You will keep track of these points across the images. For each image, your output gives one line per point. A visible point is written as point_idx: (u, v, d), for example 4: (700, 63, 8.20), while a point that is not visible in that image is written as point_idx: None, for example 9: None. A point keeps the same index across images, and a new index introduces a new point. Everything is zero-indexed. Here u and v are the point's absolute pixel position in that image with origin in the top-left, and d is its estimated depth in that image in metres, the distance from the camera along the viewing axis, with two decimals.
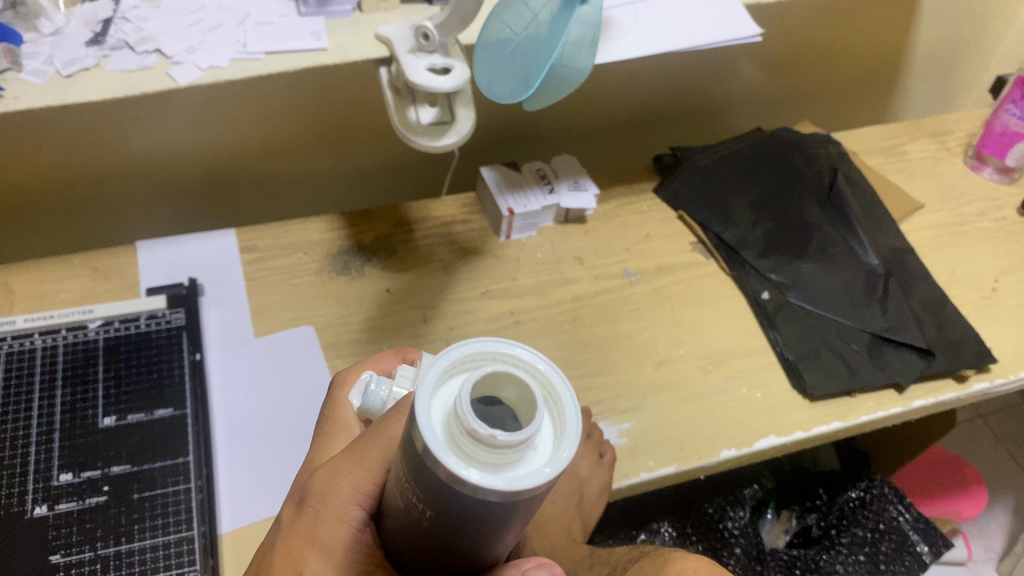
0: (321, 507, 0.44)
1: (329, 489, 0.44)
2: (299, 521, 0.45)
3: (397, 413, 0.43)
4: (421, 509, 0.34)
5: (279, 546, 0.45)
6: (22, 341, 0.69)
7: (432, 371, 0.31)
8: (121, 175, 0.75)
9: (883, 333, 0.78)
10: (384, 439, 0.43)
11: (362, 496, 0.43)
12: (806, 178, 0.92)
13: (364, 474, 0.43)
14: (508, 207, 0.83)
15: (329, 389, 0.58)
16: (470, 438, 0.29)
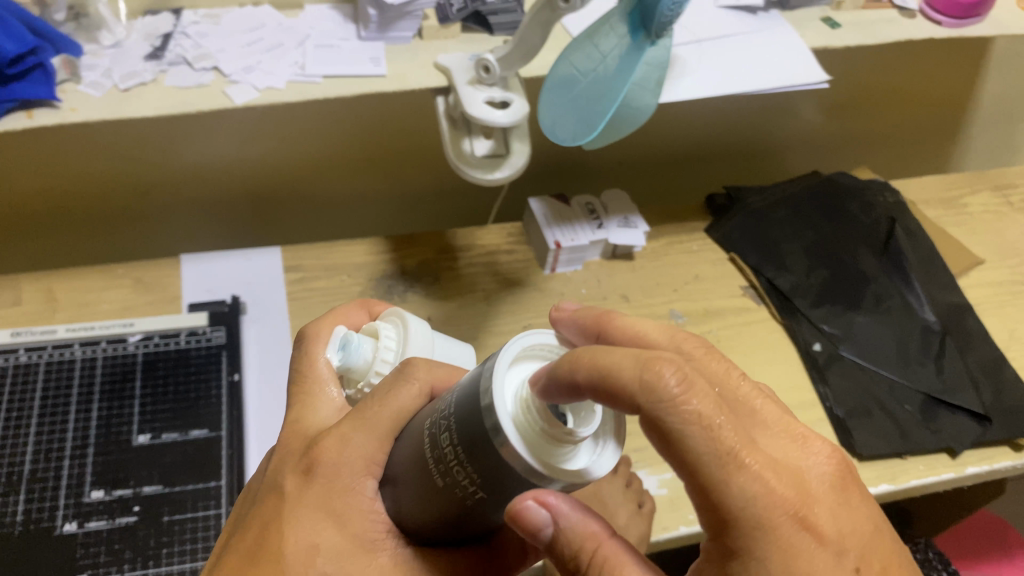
0: (331, 478, 0.43)
1: (341, 462, 0.43)
2: (302, 491, 0.44)
3: (403, 381, 0.45)
4: (470, 491, 0.36)
5: (283, 520, 0.43)
6: (61, 351, 0.68)
7: (499, 366, 0.36)
8: (169, 187, 0.75)
9: (938, 395, 0.75)
10: (394, 407, 0.44)
11: (375, 465, 0.44)
12: (863, 227, 0.89)
13: (374, 444, 0.44)
14: (554, 240, 0.81)
15: (296, 344, 0.52)
16: (547, 431, 0.35)
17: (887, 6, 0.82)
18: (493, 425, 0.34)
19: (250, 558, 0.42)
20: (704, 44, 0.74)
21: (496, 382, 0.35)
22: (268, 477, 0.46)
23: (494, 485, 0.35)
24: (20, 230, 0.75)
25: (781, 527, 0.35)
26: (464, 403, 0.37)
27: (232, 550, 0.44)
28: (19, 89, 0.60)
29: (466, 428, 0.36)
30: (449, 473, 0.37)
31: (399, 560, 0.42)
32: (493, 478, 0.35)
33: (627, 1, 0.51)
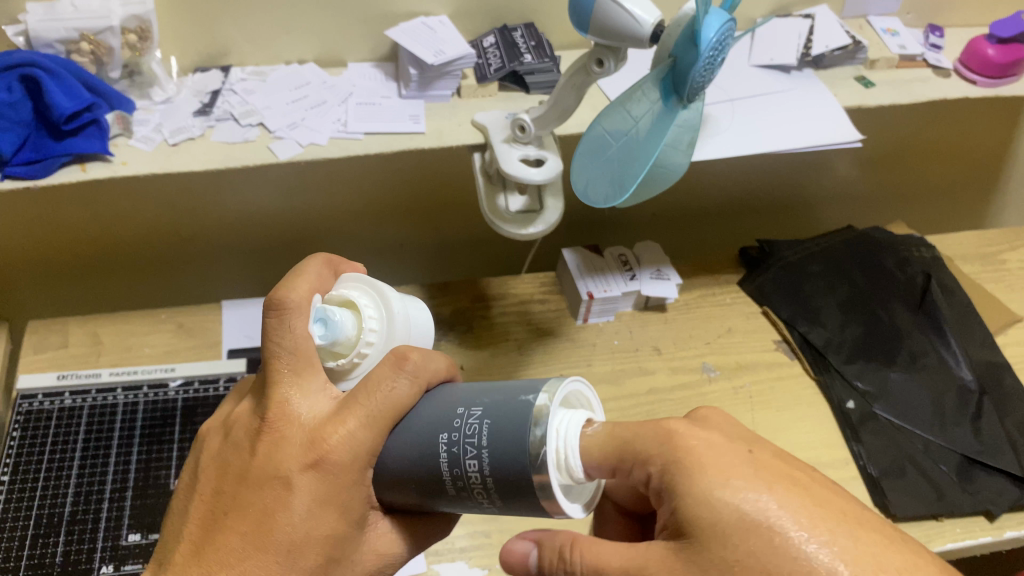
0: (342, 474, 0.41)
1: (350, 456, 0.41)
2: (311, 485, 0.41)
3: (396, 371, 0.42)
4: (483, 504, 0.39)
5: (289, 511, 0.40)
6: (105, 395, 0.71)
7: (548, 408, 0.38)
8: (212, 235, 0.77)
9: (975, 456, 0.74)
10: (392, 401, 0.41)
11: (374, 457, 0.41)
12: (898, 283, 0.88)
13: (376, 438, 0.41)
14: (587, 291, 0.82)
15: (267, 310, 0.44)
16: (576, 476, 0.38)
17: (921, 65, 0.83)
18: (537, 460, 0.36)
19: (255, 548, 0.40)
20: (737, 102, 0.76)
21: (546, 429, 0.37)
22: (259, 459, 0.42)
23: (517, 506, 0.38)
24: (68, 272, 0.78)
25: (686, 440, 0.38)
26: (501, 437, 0.37)
27: (229, 528, 0.40)
28: (73, 144, 0.63)
29: (505, 468, 0.37)
30: (469, 490, 0.38)
31: (386, 537, 0.43)
32: (515, 497, 0.38)
33: (660, 68, 0.52)
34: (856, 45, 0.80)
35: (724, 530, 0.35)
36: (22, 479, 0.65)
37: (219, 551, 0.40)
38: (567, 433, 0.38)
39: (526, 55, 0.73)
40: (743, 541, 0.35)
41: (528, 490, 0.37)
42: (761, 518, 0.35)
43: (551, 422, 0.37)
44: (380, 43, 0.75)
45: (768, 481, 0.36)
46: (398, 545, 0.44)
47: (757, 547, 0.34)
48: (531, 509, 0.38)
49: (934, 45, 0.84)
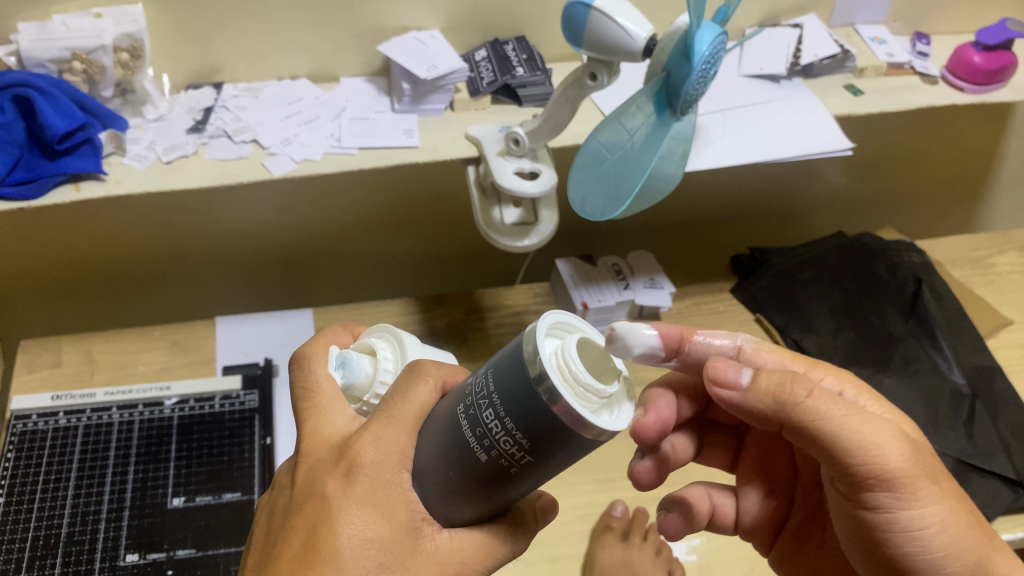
0: (374, 474, 0.40)
1: (378, 460, 0.40)
2: (346, 494, 0.40)
3: (417, 379, 0.43)
4: (517, 457, 0.35)
5: (332, 521, 0.39)
6: (100, 414, 0.70)
7: (539, 331, 0.35)
8: (205, 252, 0.77)
9: (969, 459, 0.74)
10: (416, 404, 0.42)
11: (407, 458, 0.41)
12: (890, 289, 0.89)
13: (407, 438, 0.41)
14: (582, 301, 0.82)
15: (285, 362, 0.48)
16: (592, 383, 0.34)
17: (909, 73, 0.84)
18: (540, 378, 0.34)
19: (300, 561, 0.38)
20: (728, 112, 0.76)
21: (538, 344, 0.35)
22: (299, 487, 0.42)
23: (544, 448, 0.35)
24: (61, 291, 0.78)
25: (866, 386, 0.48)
26: (503, 373, 0.36)
27: (278, 556, 0.39)
28: (68, 163, 0.63)
29: (517, 400, 0.35)
30: (495, 444, 0.36)
31: (442, 547, 0.40)
32: (543, 434, 0.34)
33: (653, 82, 0.52)
34: (844, 54, 0.81)
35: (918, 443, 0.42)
36: (18, 501, 0.65)
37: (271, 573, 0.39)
38: (568, 350, 0.35)
39: (518, 69, 0.74)
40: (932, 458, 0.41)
41: (564, 432, 0.34)
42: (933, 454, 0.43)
43: (544, 341, 0.35)
44: (372, 58, 0.75)
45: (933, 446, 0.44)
46: (463, 556, 0.40)
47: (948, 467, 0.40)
48: (567, 452, 0.35)
49: (921, 53, 0.85)
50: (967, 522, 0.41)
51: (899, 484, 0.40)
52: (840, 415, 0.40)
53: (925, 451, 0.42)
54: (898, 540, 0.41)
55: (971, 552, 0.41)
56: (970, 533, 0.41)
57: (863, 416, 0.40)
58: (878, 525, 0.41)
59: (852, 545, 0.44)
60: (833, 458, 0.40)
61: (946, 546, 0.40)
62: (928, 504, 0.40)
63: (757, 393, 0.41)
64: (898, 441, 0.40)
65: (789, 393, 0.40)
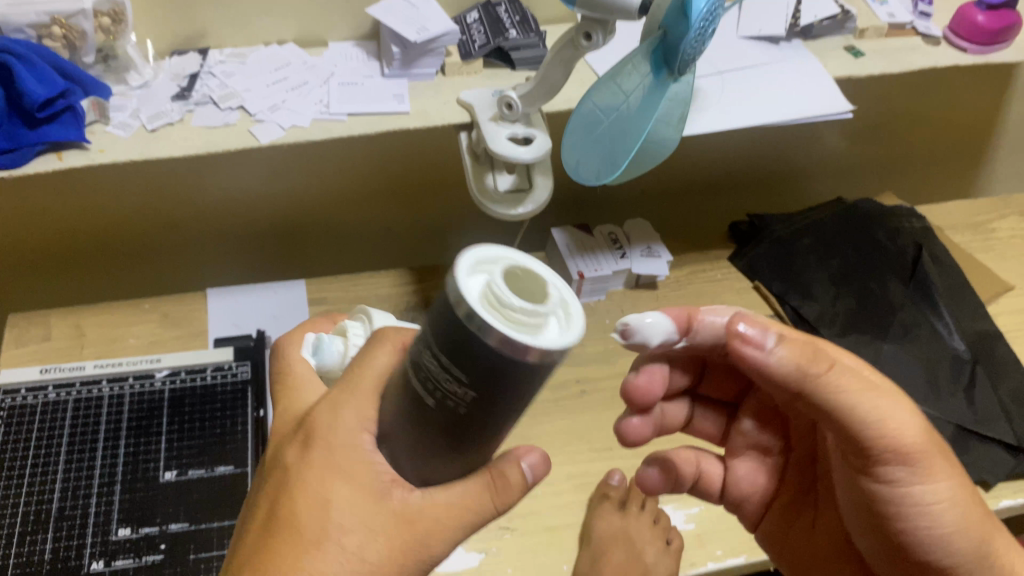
0: (330, 439, 0.39)
1: (337, 426, 0.39)
2: (304, 462, 0.39)
3: (378, 343, 0.41)
4: (462, 397, 0.32)
5: (291, 489, 0.38)
6: (90, 388, 0.69)
7: (463, 263, 0.31)
8: (194, 222, 0.76)
9: (971, 426, 0.74)
10: (373, 366, 0.40)
11: (367, 420, 0.39)
12: (890, 255, 0.88)
13: (367, 401, 0.39)
14: (578, 271, 0.81)
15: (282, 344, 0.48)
16: (519, 306, 0.30)
17: (910, 33, 0.82)
18: (464, 309, 0.30)
19: (264, 534, 0.38)
20: (726, 74, 0.75)
21: (461, 274, 0.31)
22: (269, 461, 0.42)
23: (489, 387, 0.31)
24: (48, 264, 0.76)
25: None
26: (433, 313, 0.32)
27: (246, 531, 0.40)
28: (49, 131, 0.61)
29: (446, 339, 0.31)
30: (439, 386, 0.32)
31: (411, 505, 0.38)
32: (481, 370, 0.30)
33: (649, 40, 0.50)
34: (844, 15, 0.79)
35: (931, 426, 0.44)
36: (8, 476, 0.64)
37: (238, 547, 0.39)
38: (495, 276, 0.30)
39: (510, 31, 0.72)
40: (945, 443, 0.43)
41: (499, 362, 0.30)
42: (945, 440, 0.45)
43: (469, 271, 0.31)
44: (360, 21, 0.73)
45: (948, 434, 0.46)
46: (438, 513, 0.38)
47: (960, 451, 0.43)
48: (513, 388, 0.31)
49: (923, 14, 0.83)
50: (972, 504, 0.43)
51: (913, 461, 0.42)
52: (860, 391, 0.42)
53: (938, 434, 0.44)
54: (908, 515, 0.43)
55: (973, 532, 0.43)
56: (974, 516, 0.43)
57: (883, 393, 0.42)
58: (885, 496, 0.43)
59: (856, 514, 0.47)
60: (848, 432, 0.42)
61: (951, 526, 0.43)
62: (938, 484, 0.42)
63: (778, 363, 0.43)
64: (915, 422, 0.42)
65: (815, 367, 0.42)
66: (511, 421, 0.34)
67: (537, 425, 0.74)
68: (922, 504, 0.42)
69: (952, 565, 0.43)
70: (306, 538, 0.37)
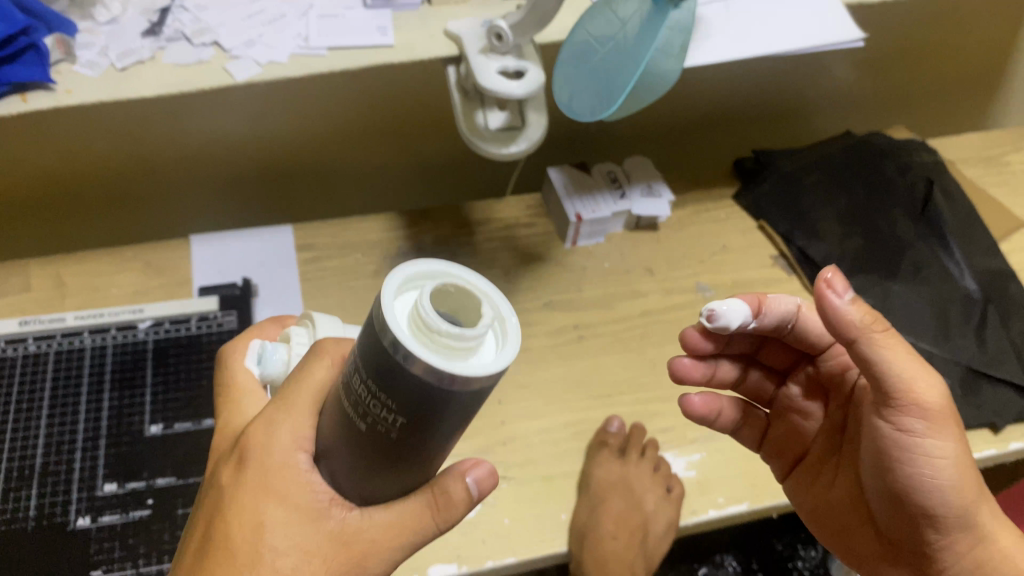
0: (263, 459, 0.40)
1: (271, 445, 0.40)
2: (239, 481, 0.40)
3: (315, 358, 0.41)
4: (390, 422, 0.32)
5: (226, 508, 0.40)
6: (71, 340, 0.67)
7: (387, 292, 0.31)
8: (174, 166, 0.73)
9: (981, 368, 0.72)
10: (309, 383, 0.40)
11: (302, 438, 0.40)
12: (899, 192, 0.85)
13: (305, 417, 0.40)
14: (576, 212, 0.78)
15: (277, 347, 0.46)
16: (443, 330, 0.30)
17: None
18: (388, 338, 0.30)
19: (204, 551, 0.39)
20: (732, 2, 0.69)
21: (385, 303, 0.31)
22: (210, 474, 0.43)
23: (420, 415, 0.31)
24: (24, 213, 0.73)
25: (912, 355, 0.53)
26: (362, 335, 0.32)
27: (190, 541, 0.41)
28: (11, 72, 0.58)
29: (372, 365, 0.31)
30: (368, 412, 0.33)
31: (348, 526, 0.39)
32: (410, 399, 0.31)
33: None
34: None
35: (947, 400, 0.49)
36: None
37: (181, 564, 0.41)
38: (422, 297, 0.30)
39: None
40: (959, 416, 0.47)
41: (425, 388, 0.30)
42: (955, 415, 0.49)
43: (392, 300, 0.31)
44: None
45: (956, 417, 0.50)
46: (371, 533, 0.39)
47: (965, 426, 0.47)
48: (444, 415, 0.32)
49: None
50: (970, 472, 0.47)
51: (931, 416, 0.45)
52: (901, 353, 0.45)
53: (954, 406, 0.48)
54: (912, 459, 0.46)
55: (964, 494, 0.47)
56: (968, 481, 0.47)
57: (920, 360, 0.45)
58: (897, 445, 0.47)
59: (870, 462, 0.50)
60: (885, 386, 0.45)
61: (951, 482, 0.47)
62: (946, 443, 0.46)
63: (840, 323, 0.45)
64: (940, 385, 0.46)
65: (872, 329, 0.45)
66: (443, 440, 0.34)
67: (534, 373, 0.71)
68: (926, 457, 0.46)
69: (942, 515, 0.47)
70: (240, 560, 0.38)
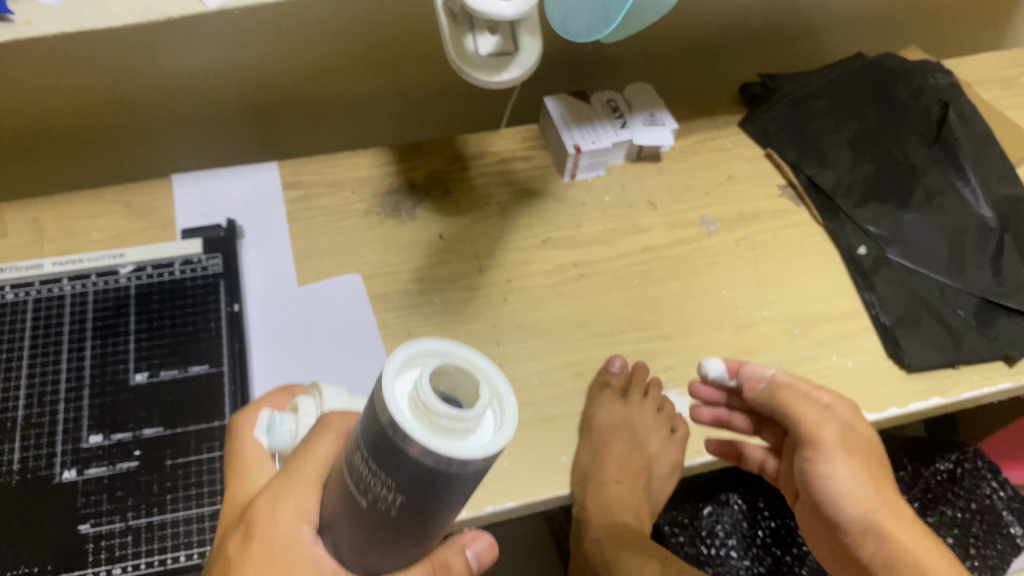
0: (268, 532, 0.38)
1: (276, 517, 0.38)
2: (245, 557, 0.38)
3: (320, 431, 0.39)
4: (391, 500, 0.30)
5: None
6: (50, 287, 0.64)
7: (390, 369, 0.29)
8: (151, 102, 0.69)
9: (993, 298, 0.70)
10: (313, 457, 0.38)
11: (308, 513, 0.38)
12: (912, 115, 0.81)
13: (310, 492, 0.38)
14: (575, 144, 0.74)
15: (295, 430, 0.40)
16: (439, 415, 0.27)
17: None
18: (388, 420, 0.28)
19: None
20: None
21: (386, 384, 0.28)
22: (217, 544, 0.41)
23: (419, 493, 0.29)
24: None
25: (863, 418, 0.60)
26: (364, 412, 0.30)
27: None
28: None
29: (372, 445, 0.29)
30: (370, 489, 0.31)
31: None
32: (410, 481, 0.29)
33: None
34: None
35: (863, 445, 0.60)
36: None
37: None
38: (421, 379, 0.28)
39: None
40: (863, 458, 0.59)
41: (424, 470, 0.28)
42: (870, 457, 0.60)
43: (394, 378, 0.29)
44: None
45: (877, 467, 0.60)
46: None
47: (865, 464, 0.59)
48: (447, 497, 0.30)
49: None
50: (871, 488, 0.59)
51: (816, 446, 0.60)
52: (795, 400, 0.61)
53: (863, 450, 0.59)
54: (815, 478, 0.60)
55: (863, 515, 0.58)
56: (867, 510, 0.58)
57: (816, 400, 0.60)
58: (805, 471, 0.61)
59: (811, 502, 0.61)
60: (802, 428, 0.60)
61: (847, 498, 0.58)
62: (845, 470, 0.59)
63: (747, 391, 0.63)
64: (833, 424, 0.59)
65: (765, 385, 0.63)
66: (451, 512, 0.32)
67: (533, 312, 0.69)
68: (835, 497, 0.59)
69: (849, 527, 0.58)
70: None
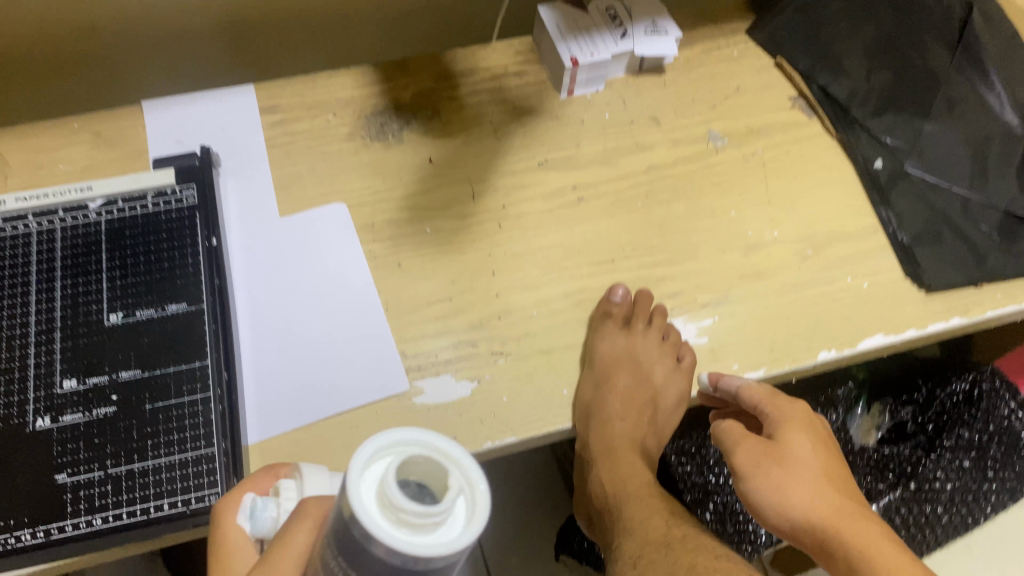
0: None
1: None
2: None
3: (297, 522, 0.35)
4: None
5: None
6: (15, 225, 0.60)
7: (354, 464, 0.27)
8: (113, 22, 0.64)
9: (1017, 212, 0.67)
10: (290, 552, 0.34)
11: None
12: (933, 16, 0.73)
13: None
14: (571, 57, 0.69)
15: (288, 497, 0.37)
16: (407, 514, 0.25)
17: None
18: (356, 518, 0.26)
19: None
20: None
21: (351, 481, 0.26)
22: None
23: None
24: None
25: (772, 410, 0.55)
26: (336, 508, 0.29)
27: None
28: None
29: (343, 540, 0.28)
30: None
31: None
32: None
33: None
34: None
35: (772, 453, 0.52)
36: None
37: None
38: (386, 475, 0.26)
39: None
40: (765, 468, 0.51)
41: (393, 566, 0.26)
42: (780, 466, 0.51)
43: (359, 474, 0.27)
44: None
45: (808, 480, 0.49)
46: None
47: (752, 464, 0.51)
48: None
49: None
50: (808, 506, 0.48)
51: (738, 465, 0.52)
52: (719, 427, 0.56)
53: (760, 455, 0.52)
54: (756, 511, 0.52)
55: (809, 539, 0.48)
56: (804, 520, 0.48)
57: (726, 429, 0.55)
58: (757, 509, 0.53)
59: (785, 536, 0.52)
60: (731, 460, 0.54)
61: (772, 511, 0.49)
62: (759, 480, 0.50)
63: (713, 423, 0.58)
64: (742, 445, 0.53)
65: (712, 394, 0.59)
66: None
67: (530, 239, 0.65)
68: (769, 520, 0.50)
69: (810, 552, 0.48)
70: None
